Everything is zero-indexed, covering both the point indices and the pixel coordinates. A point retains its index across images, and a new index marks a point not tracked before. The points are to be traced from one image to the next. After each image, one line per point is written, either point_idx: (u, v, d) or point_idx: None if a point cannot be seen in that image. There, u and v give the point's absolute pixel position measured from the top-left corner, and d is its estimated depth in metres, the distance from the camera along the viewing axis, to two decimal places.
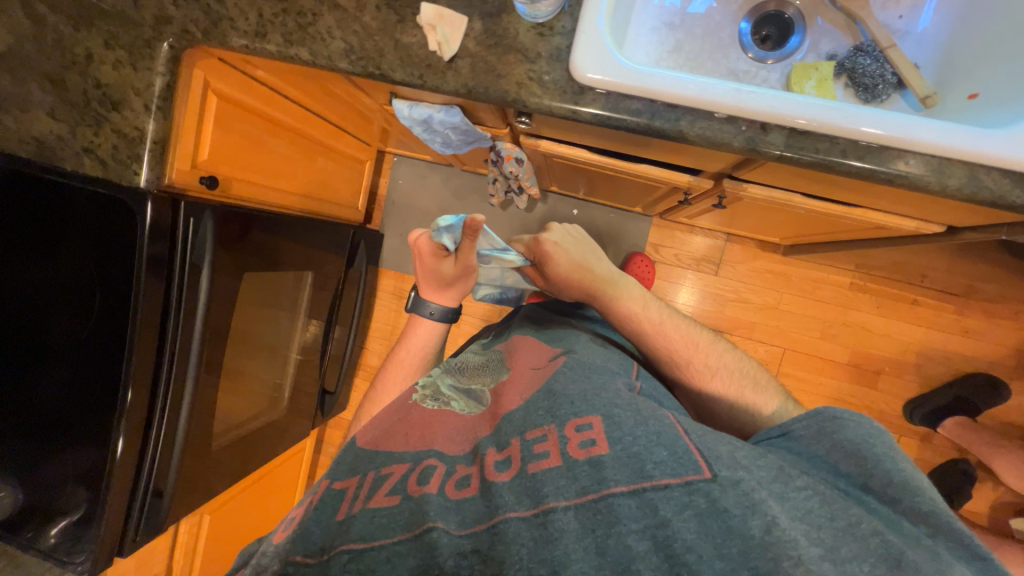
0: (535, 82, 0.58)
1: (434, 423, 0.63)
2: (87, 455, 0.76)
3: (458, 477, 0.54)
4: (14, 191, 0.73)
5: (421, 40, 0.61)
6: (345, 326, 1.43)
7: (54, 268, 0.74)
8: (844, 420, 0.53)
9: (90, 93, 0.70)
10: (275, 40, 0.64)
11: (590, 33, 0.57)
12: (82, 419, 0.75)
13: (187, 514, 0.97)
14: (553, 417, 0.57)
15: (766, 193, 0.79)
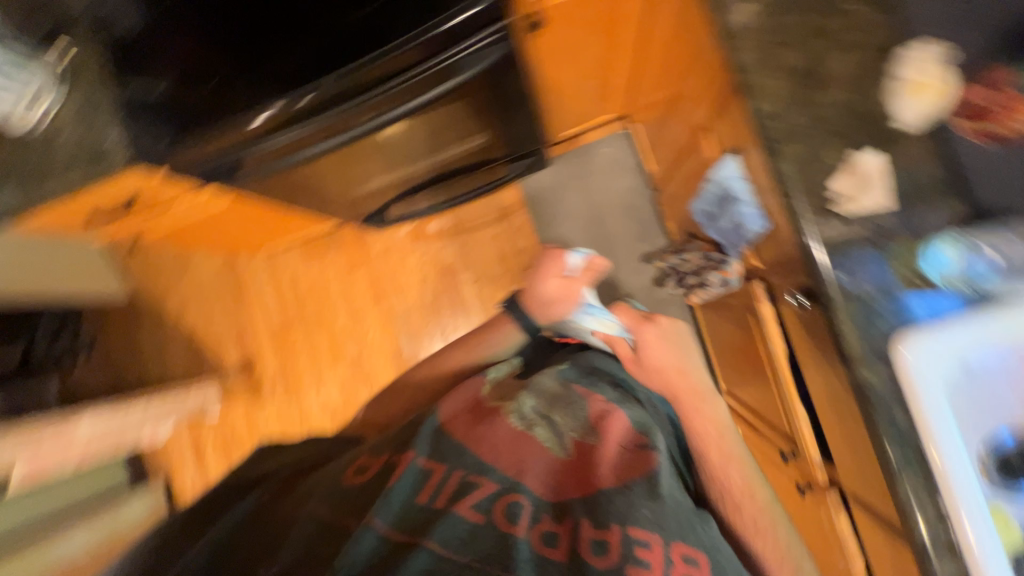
0: (859, 307, 0.53)
1: (516, 451, 0.59)
2: (231, 96, 0.74)
3: (545, 532, 0.50)
4: None
5: (833, 168, 0.54)
6: (451, 195, 1.38)
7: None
8: None
9: None
10: (743, 21, 0.56)
11: (953, 336, 0.49)
12: (259, 45, 0.74)
13: (222, 191, 0.94)
14: (660, 525, 0.51)
15: (845, 540, 0.74)
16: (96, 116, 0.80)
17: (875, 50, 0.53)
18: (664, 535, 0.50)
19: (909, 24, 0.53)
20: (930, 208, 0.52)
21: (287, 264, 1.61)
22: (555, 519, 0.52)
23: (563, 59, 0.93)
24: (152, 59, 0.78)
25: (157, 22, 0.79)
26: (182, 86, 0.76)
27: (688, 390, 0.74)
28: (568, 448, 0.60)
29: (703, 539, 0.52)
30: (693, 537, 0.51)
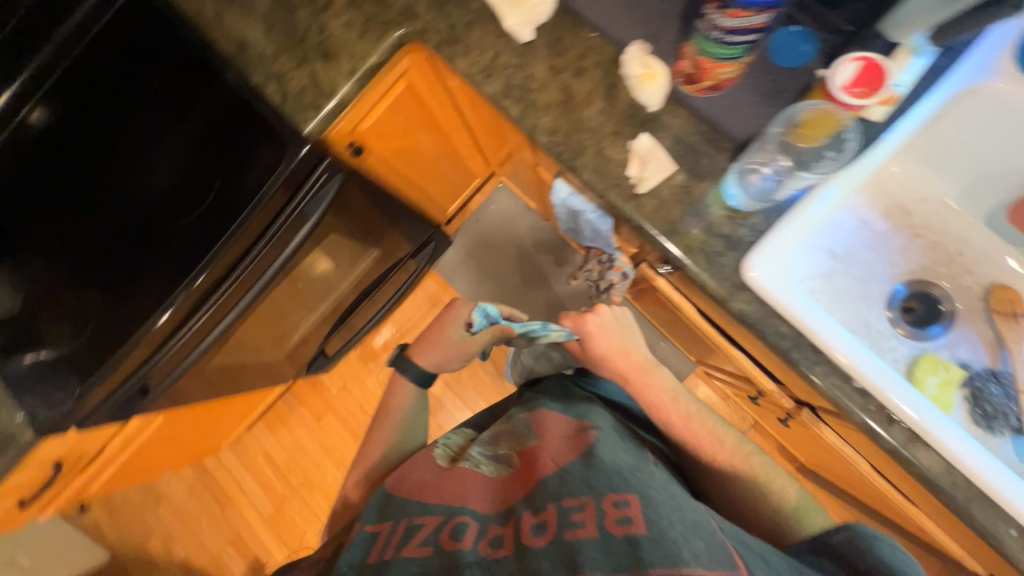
0: (704, 255, 0.59)
1: (462, 483, 0.63)
2: (115, 328, 0.78)
3: (492, 537, 0.53)
4: (200, 87, 0.79)
5: (623, 160, 0.62)
6: (376, 308, 1.43)
7: (181, 137, 0.82)
8: (876, 540, 0.52)
9: (310, 35, 0.73)
10: (497, 86, 0.66)
11: (779, 244, 0.57)
12: (130, 273, 0.80)
13: (151, 413, 0.94)
14: (590, 487, 0.54)
15: (840, 450, 0.75)
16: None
17: (603, 61, 0.64)
18: (595, 494, 0.53)
19: (616, 33, 0.63)
20: (708, 154, 0.60)
21: (256, 444, 1.57)
22: (502, 522, 0.55)
23: (404, 161, 1.03)
24: (38, 326, 0.82)
25: (34, 296, 0.84)
26: (73, 340, 0.80)
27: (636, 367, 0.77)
28: (514, 462, 0.65)
29: (629, 484, 0.54)
30: (619, 486, 0.54)
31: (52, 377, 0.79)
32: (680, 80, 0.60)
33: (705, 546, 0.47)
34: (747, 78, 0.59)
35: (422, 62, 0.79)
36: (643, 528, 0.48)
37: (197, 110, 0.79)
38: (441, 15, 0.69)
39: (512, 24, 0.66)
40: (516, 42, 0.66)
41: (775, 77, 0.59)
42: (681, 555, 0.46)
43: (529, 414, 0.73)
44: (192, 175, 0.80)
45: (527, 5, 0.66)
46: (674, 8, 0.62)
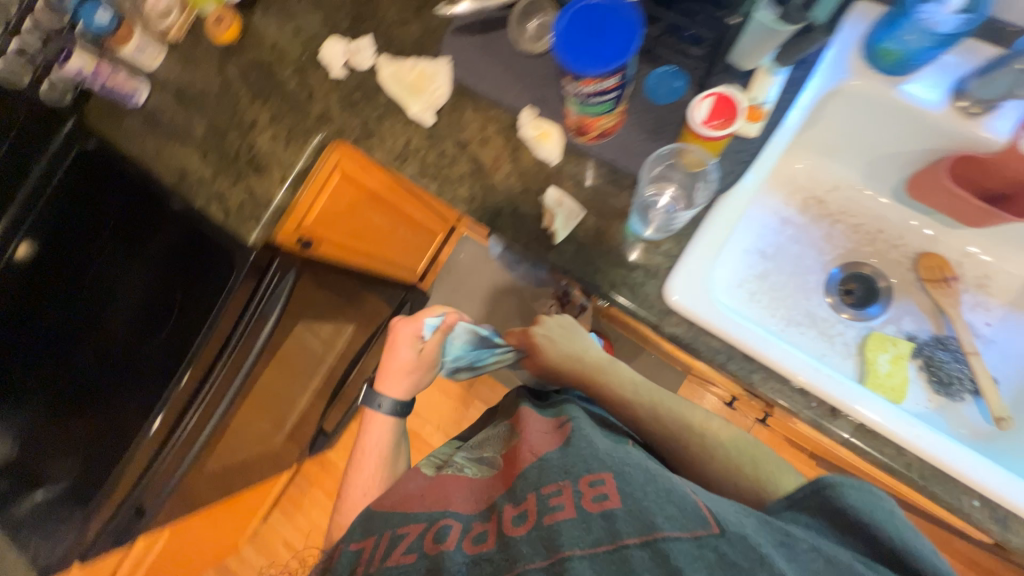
0: (629, 288, 0.63)
1: (445, 489, 0.61)
2: (112, 454, 0.83)
3: (475, 534, 0.52)
4: (161, 222, 0.86)
5: (538, 214, 0.67)
6: (365, 376, 1.45)
7: (143, 262, 0.89)
8: (845, 488, 0.47)
9: (241, 153, 0.79)
10: (413, 168, 0.72)
11: (693, 265, 0.60)
12: (115, 396, 0.86)
13: (157, 528, 0.96)
14: (567, 471, 0.52)
15: (815, 440, 0.77)
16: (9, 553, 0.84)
17: (503, 128, 0.69)
18: (572, 477, 0.51)
19: (510, 101, 0.68)
20: (614, 193, 0.65)
21: (274, 534, 1.56)
22: (484, 519, 0.53)
23: (358, 239, 1.08)
24: (42, 467, 0.87)
25: (30, 431, 0.89)
26: (70, 465, 0.86)
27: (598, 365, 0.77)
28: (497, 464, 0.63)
29: (604, 461, 0.52)
30: (594, 465, 0.52)
31: (56, 514, 0.83)
32: (572, 133, 0.65)
33: (678, 506, 0.46)
34: (632, 120, 0.64)
35: (349, 156, 0.84)
36: (619, 502, 0.47)
37: (161, 242, 0.87)
38: (353, 113, 0.75)
39: (416, 112, 0.71)
40: (423, 126, 0.72)
41: (657, 115, 0.63)
42: (656, 522, 0.44)
43: (511, 421, 0.72)
44: (157, 296, 0.88)
45: (427, 92, 0.72)
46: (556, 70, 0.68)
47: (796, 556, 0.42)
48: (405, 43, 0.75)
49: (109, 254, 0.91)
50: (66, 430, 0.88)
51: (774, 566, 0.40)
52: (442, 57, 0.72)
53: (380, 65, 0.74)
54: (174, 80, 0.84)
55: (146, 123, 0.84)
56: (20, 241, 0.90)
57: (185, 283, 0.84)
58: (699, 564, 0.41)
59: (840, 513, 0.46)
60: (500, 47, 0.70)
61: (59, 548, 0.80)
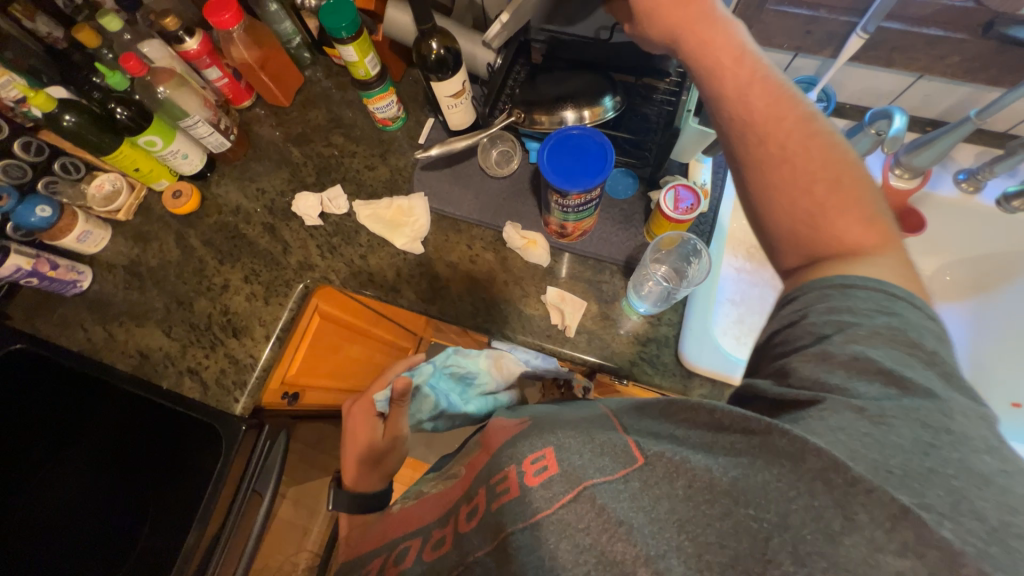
0: (647, 361, 0.66)
1: (410, 515, 0.57)
2: None
3: (434, 542, 0.48)
4: (118, 410, 0.76)
5: (543, 312, 0.70)
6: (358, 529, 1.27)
7: (89, 459, 0.77)
8: (848, 295, 0.39)
9: (214, 318, 0.74)
10: (408, 296, 0.73)
11: (697, 329, 0.66)
12: None
13: None
14: (513, 455, 0.43)
15: None
16: None
17: (489, 244, 0.74)
18: (515, 460, 0.42)
19: (490, 219, 0.75)
20: (606, 280, 0.70)
21: None
22: (442, 524, 0.49)
23: (342, 379, 1.01)
24: None
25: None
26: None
27: (733, 50, 0.47)
28: (464, 473, 0.54)
29: (549, 434, 0.43)
30: (538, 442, 0.42)
31: None
32: (556, 236, 0.72)
33: (609, 449, 0.39)
34: (603, 216, 0.73)
35: (339, 301, 0.85)
36: (556, 468, 0.39)
37: (120, 432, 0.77)
38: (335, 256, 0.76)
39: (403, 244, 0.74)
40: (413, 255, 0.74)
41: (622, 208, 0.73)
42: (585, 473, 0.37)
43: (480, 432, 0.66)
44: (120, 494, 0.77)
45: (408, 225, 0.75)
46: (525, 186, 0.76)
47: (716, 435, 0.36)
48: (377, 186, 0.80)
49: (44, 467, 0.76)
50: None
51: (691, 469, 0.35)
52: (416, 193, 0.77)
53: (356, 209, 0.77)
54: (123, 259, 0.79)
55: (91, 308, 0.76)
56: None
57: (159, 474, 0.74)
58: (622, 496, 0.35)
59: (818, 327, 0.39)
60: (468, 175, 0.77)
61: None
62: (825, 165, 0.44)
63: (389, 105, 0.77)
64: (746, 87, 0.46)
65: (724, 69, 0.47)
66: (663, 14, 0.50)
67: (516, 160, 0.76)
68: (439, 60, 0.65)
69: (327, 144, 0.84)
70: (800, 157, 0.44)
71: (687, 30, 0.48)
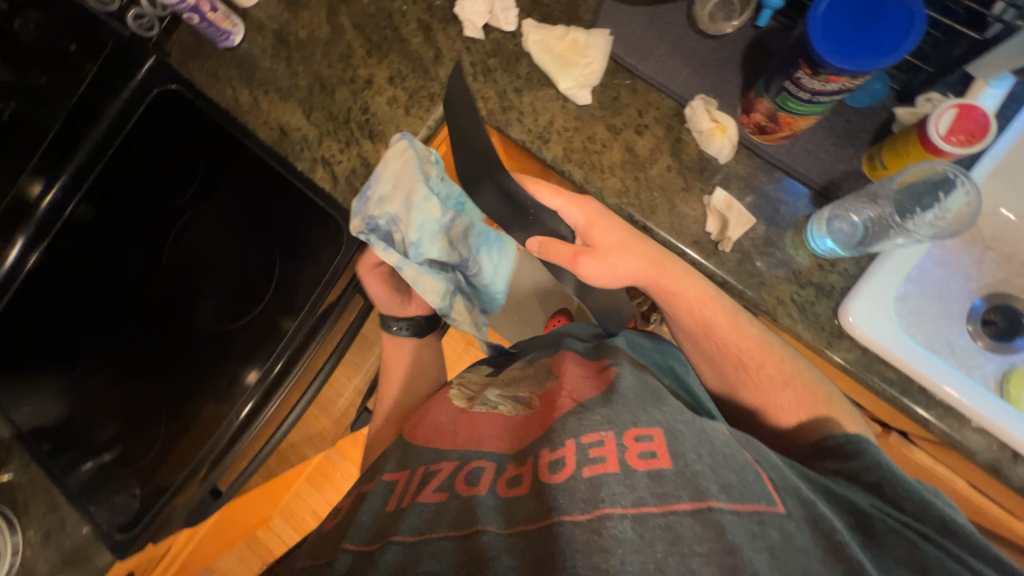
0: (796, 305, 0.58)
1: (477, 427, 0.53)
2: (177, 419, 0.75)
3: (509, 477, 0.43)
4: (246, 168, 0.77)
5: (699, 216, 0.60)
6: None
7: (216, 209, 0.79)
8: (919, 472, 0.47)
9: (353, 114, 0.71)
10: (556, 151, 0.64)
11: (875, 289, 0.56)
12: (180, 350, 0.77)
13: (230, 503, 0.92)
14: (610, 420, 0.41)
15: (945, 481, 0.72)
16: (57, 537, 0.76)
17: (663, 117, 0.62)
18: (615, 427, 0.40)
19: (675, 86, 0.62)
20: (786, 202, 0.59)
21: (302, 505, 1.44)
22: (519, 463, 0.44)
23: None
24: (83, 432, 0.77)
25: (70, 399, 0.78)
26: (130, 437, 0.76)
27: (646, 258, 0.59)
28: (531, 403, 0.53)
29: (649, 411, 0.43)
30: (642, 417, 0.42)
31: (92, 463, 0.75)
32: (749, 129, 0.59)
33: (739, 472, 0.39)
34: (820, 123, 0.58)
35: (496, 146, 0.73)
36: (669, 465, 0.38)
37: (240, 185, 0.77)
38: (488, 81, 0.67)
39: (568, 88, 0.64)
40: (575, 105, 0.64)
41: (848, 121, 0.58)
42: (712, 490, 0.37)
43: (551, 355, 0.62)
44: (235, 247, 0.77)
45: (579, 65, 0.64)
46: (735, 58, 0.61)
47: (877, 536, 0.40)
48: (554, 8, 0.66)
49: (177, 227, 0.80)
50: (107, 380, 0.78)
51: (852, 558, 0.36)
52: (600, 28, 0.64)
53: (525, 30, 0.66)
54: (273, 23, 0.74)
55: (239, 67, 0.74)
56: (83, 198, 0.81)
57: (269, 237, 0.76)
58: (759, 545, 0.35)
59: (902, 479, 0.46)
60: (670, 22, 0.63)
61: (105, 509, 0.73)
62: (786, 366, 0.58)
63: None
64: (723, 328, 0.59)
65: (687, 307, 0.59)
66: (614, 263, 0.58)
67: (738, 19, 0.61)
68: None
69: None
70: (771, 367, 0.58)
71: (658, 282, 0.59)
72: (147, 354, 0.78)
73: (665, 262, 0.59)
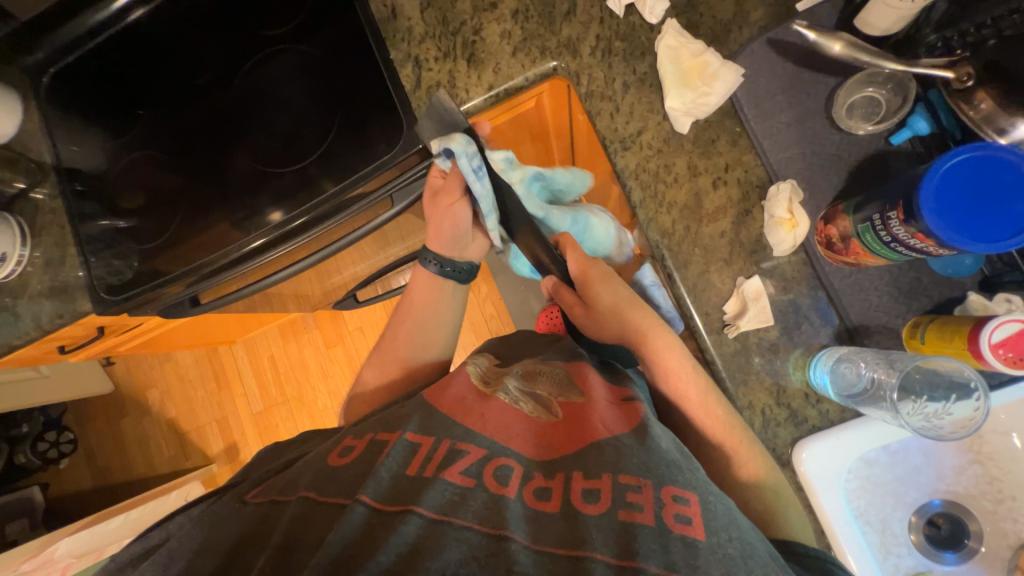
0: (762, 419, 0.57)
1: (502, 415, 0.48)
2: (192, 223, 0.79)
3: (537, 488, 0.41)
4: (346, 33, 0.76)
5: (723, 292, 0.59)
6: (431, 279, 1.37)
7: (304, 55, 0.79)
8: None
9: (465, 30, 0.68)
10: (629, 162, 0.62)
11: (840, 442, 0.55)
12: (219, 165, 0.80)
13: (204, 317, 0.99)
14: (651, 469, 0.40)
15: None
16: (54, 271, 0.82)
17: (745, 183, 0.59)
18: (652, 478, 0.39)
19: (772, 160, 0.59)
20: (810, 323, 0.57)
21: (266, 347, 1.56)
22: (549, 475, 0.42)
23: None
24: (112, 192, 0.82)
25: (115, 156, 0.83)
26: (147, 216, 0.81)
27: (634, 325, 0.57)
28: (556, 411, 0.49)
29: (691, 473, 0.40)
30: (681, 475, 0.40)
31: (106, 222, 0.80)
32: (819, 238, 0.56)
33: None
34: (885, 269, 0.55)
35: (585, 128, 0.77)
36: (702, 537, 0.35)
37: (335, 46, 0.77)
38: (602, 64, 0.64)
39: (672, 108, 0.60)
40: (672, 129, 0.61)
41: (911, 278, 0.55)
42: None
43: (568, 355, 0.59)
44: (305, 100, 0.78)
45: (695, 90, 0.60)
46: (846, 163, 0.57)
47: None
48: (705, 20, 0.62)
49: (271, 51, 0.81)
50: (154, 158, 0.82)
51: None
52: (734, 64, 0.60)
53: (664, 30, 0.62)
54: None
55: None
56: None
57: (337, 105, 0.75)
58: None
59: None
60: (807, 93, 0.58)
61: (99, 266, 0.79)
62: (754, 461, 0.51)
63: None
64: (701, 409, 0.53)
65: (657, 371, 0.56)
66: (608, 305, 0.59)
67: (874, 124, 0.56)
68: None
69: None
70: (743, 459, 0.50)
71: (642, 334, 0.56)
72: (193, 153, 0.81)
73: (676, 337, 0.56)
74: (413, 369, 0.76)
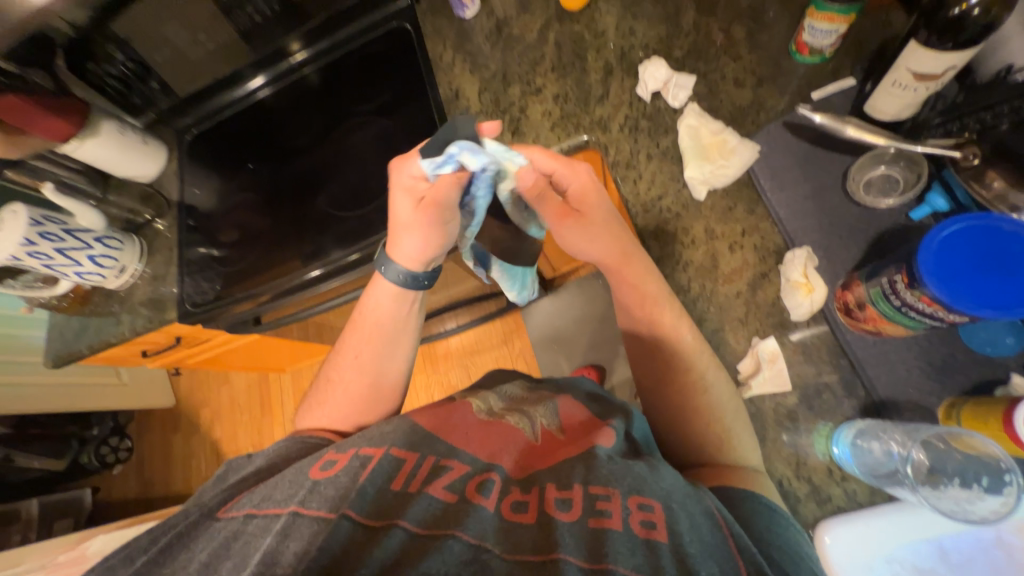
0: (780, 490, 0.54)
1: (488, 430, 0.50)
2: (271, 254, 0.93)
3: (514, 501, 0.42)
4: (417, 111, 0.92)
5: (738, 352, 0.59)
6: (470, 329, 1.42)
7: (382, 126, 0.95)
8: None
9: (513, 108, 0.80)
10: (649, 223, 0.67)
11: (873, 531, 0.49)
12: (301, 209, 0.96)
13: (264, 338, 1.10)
14: (619, 478, 0.41)
15: None
16: (158, 285, 0.99)
17: (763, 249, 0.61)
18: (620, 486, 0.41)
19: (789, 228, 0.61)
20: (832, 392, 0.55)
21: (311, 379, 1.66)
22: (524, 489, 0.43)
23: None
24: (214, 225, 0.99)
25: (224, 197, 1.02)
26: (238, 246, 0.96)
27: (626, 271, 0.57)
28: (537, 434, 0.50)
29: (659, 482, 0.42)
30: (651, 485, 0.41)
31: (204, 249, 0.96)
32: (837, 304, 0.57)
33: None
34: (912, 341, 0.54)
35: None
36: (665, 539, 0.37)
37: (408, 121, 0.93)
38: (629, 139, 0.72)
39: (691, 177, 0.66)
40: (690, 196, 0.66)
41: (943, 353, 0.53)
42: None
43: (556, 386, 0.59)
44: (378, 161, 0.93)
45: (714, 164, 0.65)
46: (865, 235, 0.59)
47: None
48: (725, 106, 0.69)
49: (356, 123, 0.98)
50: (254, 201, 1.00)
51: None
52: (752, 142, 0.66)
53: (687, 112, 0.69)
54: (501, 12, 0.85)
55: (457, 33, 0.86)
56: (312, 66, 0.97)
57: None
58: None
59: None
60: (823, 170, 0.62)
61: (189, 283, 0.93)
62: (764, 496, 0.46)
63: (829, 32, 0.61)
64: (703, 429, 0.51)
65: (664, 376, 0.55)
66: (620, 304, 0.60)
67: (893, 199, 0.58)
68: (956, 18, 0.45)
69: (724, 29, 0.71)
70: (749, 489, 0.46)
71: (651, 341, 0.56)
72: (284, 199, 0.98)
73: (681, 378, 0.54)
74: (378, 381, 0.62)
